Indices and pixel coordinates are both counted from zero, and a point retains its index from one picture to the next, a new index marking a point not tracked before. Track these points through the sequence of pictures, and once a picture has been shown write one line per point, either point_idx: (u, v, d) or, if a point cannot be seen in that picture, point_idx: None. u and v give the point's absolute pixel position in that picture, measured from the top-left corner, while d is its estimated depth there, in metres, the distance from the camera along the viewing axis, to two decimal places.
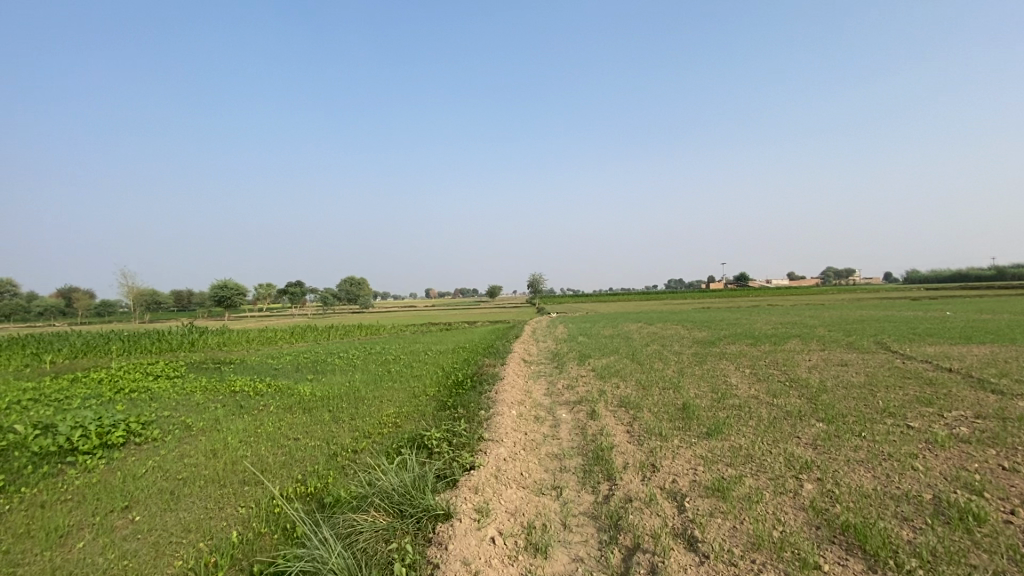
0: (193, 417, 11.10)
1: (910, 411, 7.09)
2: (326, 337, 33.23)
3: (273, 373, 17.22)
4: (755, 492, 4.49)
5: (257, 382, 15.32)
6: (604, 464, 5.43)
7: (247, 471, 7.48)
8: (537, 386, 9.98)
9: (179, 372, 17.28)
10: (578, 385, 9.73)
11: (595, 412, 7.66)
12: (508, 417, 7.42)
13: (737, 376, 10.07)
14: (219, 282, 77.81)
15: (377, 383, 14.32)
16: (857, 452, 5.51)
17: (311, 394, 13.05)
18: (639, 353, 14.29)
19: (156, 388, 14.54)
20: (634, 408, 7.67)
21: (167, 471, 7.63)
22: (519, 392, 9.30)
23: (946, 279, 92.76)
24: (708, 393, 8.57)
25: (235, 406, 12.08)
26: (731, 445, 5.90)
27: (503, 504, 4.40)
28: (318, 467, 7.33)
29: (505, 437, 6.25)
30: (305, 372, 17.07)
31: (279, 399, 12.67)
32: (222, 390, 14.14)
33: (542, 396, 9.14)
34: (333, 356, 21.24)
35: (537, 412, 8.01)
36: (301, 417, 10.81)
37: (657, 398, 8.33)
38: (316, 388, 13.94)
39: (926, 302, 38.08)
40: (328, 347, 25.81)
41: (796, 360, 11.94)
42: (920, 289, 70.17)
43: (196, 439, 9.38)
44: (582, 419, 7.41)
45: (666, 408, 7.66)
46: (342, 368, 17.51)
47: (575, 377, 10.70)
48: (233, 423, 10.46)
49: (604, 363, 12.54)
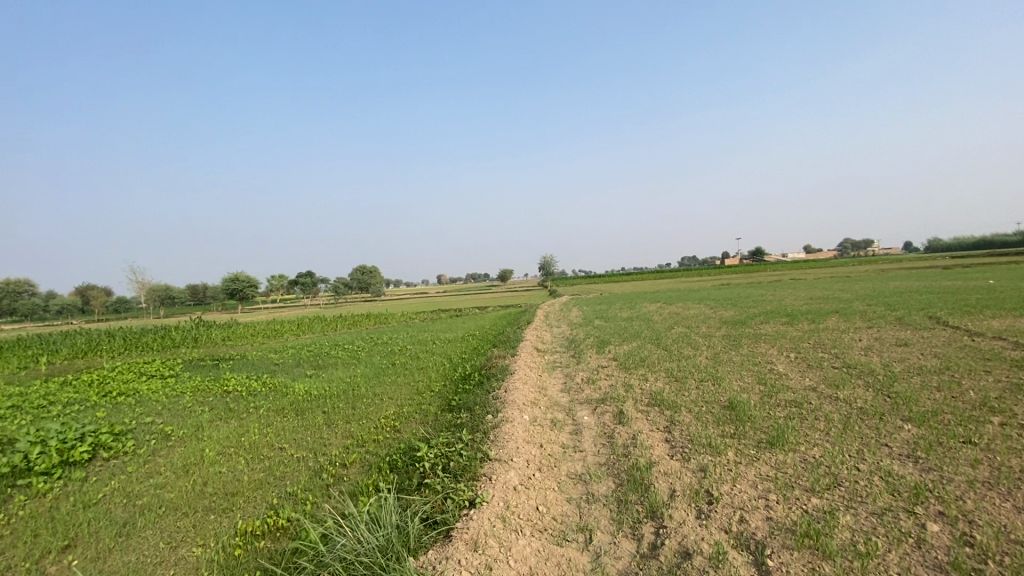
0: (175, 424, 10.09)
1: (1017, 404, 5.71)
2: (333, 327, 32.45)
3: (271, 369, 16.24)
4: (863, 543, 3.22)
5: (251, 380, 14.36)
6: (645, 494, 4.19)
7: (217, 494, 6.39)
8: (552, 381, 8.76)
9: (175, 371, 16.43)
10: (600, 379, 8.50)
11: (623, 414, 6.43)
12: (521, 423, 6.20)
13: (784, 363, 8.70)
14: (230, 274, 77.65)
15: (378, 379, 13.21)
16: (978, 470, 4.19)
17: (307, 393, 11.99)
18: (663, 337, 12.99)
19: (146, 390, 13.66)
20: (670, 409, 6.42)
21: (127, 496, 6.58)
22: (531, 389, 8.08)
23: (973, 246, 89.22)
24: (755, 387, 7.26)
25: (222, 409, 11.06)
26: (805, 460, 4.62)
27: (513, 569, 3.19)
28: (298, 489, 6.21)
29: (515, 455, 5.04)
30: (306, 367, 16.09)
31: (273, 399, 11.66)
32: (215, 391, 13.15)
33: (559, 393, 7.93)
34: (337, 348, 20.27)
35: (554, 415, 6.80)
36: (292, 420, 9.75)
37: (695, 394, 7.03)
38: (312, 385, 12.88)
39: (959, 271, 36.01)
40: (334, 338, 24.96)
41: (845, 341, 10.53)
42: (947, 258, 67.41)
43: (171, 453, 8.34)
44: (609, 424, 6.17)
45: (708, 407, 6.37)
46: (344, 362, 16.47)
47: (595, 369, 9.43)
48: (215, 431, 9.42)
49: (626, 350, 11.23)
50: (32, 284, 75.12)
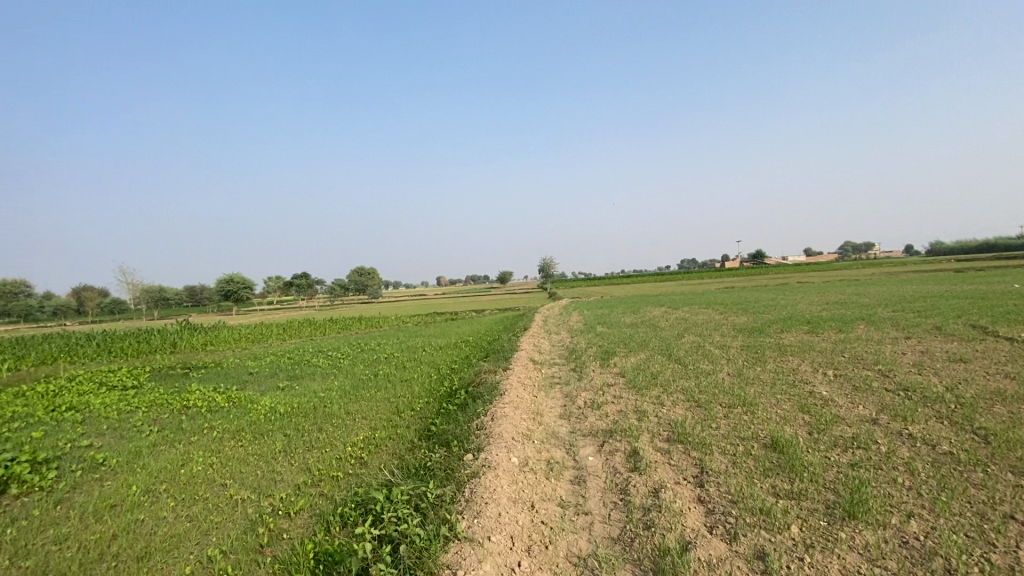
0: (112, 450, 8.67)
1: None
2: (323, 331, 31.06)
3: (243, 380, 14.83)
4: None
5: (217, 393, 12.95)
6: None
7: (121, 555, 4.99)
8: (549, 403, 7.38)
9: (140, 382, 15.01)
10: (607, 402, 7.10)
11: (638, 457, 5.05)
12: (508, 468, 4.80)
13: (825, 385, 7.31)
14: (226, 274, 76.53)
15: (357, 393, 11.84)
16: None
17: (273, 410, 10.59)
18: (674, 347, 11.61)
19: (98, 405, 12.21)
20: (699, 450, 5.04)
21: (11, 557, 5.14)
22: (523, 415, 6.69)
23: (978, 249, 87.92)
24: (800, 418, 5.89)
25: (172, 431, 9.62)
26: (907, 544, 3.25)
27: None
28: (222, 552, 4.83)
29: (497, 529, 3.65)
30: (282, 378, 14.67)
31: (233, 418, 10.26)
32: (173, 406, 11.74)
33: (556, 421, 6.55)
34: (320, 356, 18.86)
35: (550, 453, 5.43)
36: (247, 447, 8.37)
37: (726, 427, 5.65)
38: (281, 401, 11.48)
39: (973, 275, 34.52)
40: (321, 343, 23.56)
41: (887, 355, 9.18)
42: (954, 262, 66.05)
43: (91, 491, 6.89)
44: (621, 471, 4.79)
45: (746, 449, 5.00)
46: (323, 373, 15.00)
47: (599, 387, 8.05)
48: (155, 460, 8.01)
49: (635, 364, 9.81)
50: (27, 285, 73.86)
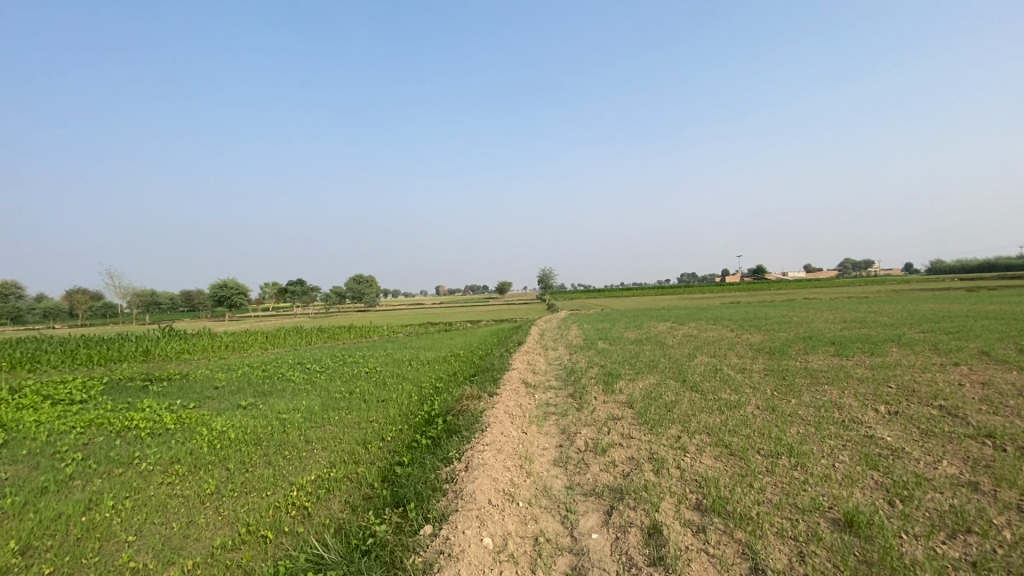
0: (14, 485, 7.17)
1: None
2: (310, 341, 29.60)
3: (204, 396, 13.32)
4: None
5: (168, 411, 11.46)
6: None
7: None
8: (541, 444, 5.94)
9: (91, 395, 13.49)
10: (614, 445, 5.67)
11: (660, 539, 3.62)
12: (478, 558, 3.38)
13: (884, 428, 5.85)
14: (219, 279, 75.04)
15: (324, 415, 10.37)
16: None
17: (223, 436, 9.11)
18: (688, 370, 10.17)
19: (31, 422, 10.70)
20: (747, 533, 3.61)
21: None
22: (507, 460, 5.27)
23: (981, 268, 86.99)
24: (869, 479, 4.46)
25: (96, 462, 8.12)
26: None
27: None
28: None
29: None
30: (248, 395, 13.18)
31: (174, 444, 8.79)
32: (113, 427, 10.23)
33: (549, 471, 5.11)
34: (298, 369, 17.37)
35: (539, 525, 4.00)
36: (174, 486, 6.90)
37: (776, 493, 4.23)
38: (237, 424, 9.99)
39: (984, 294, 33.41)
40: (303, 354, 22.07)
41: (943, 387, 7.75)
42: (958, 281, 65.00)
43: None
44: (639, 564, 3.35)
45: (813, 531, 3.58)
46: (294, 389, 13.48)
47: (602, 422, 6.63)
48: (57, 501, 6.53)
49: (644, 391, 8.38)
50: (16, 285, 72.23)
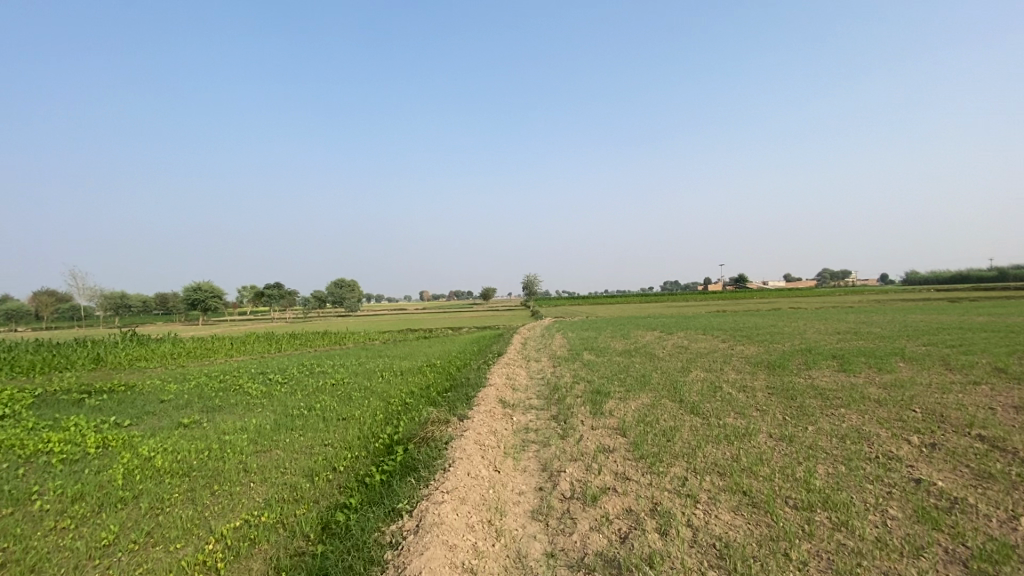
0: None
1: None
2: (280, 348, 27.95)
3: (144, 411, 11.84)
4: None
5: (96, 430, 9.99)
6: None
7: None
8: (517, 489, 4.79)
9: (13, 410, 11.89)
10: (608, 492, 4.55)
11: None
12: None
13: (931, 468, 4.86)
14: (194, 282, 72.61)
15: (274, 437, 9.07)
16: None
17: (149, 464, 7.74)
18: (685, 388, 9.13)
19: None
20: None
21: None
22: (473, 517, 4.12)
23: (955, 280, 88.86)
24: (942, 550, 3.42)
25: None
26: None
27: None
28: None
29: None
30: (196, 410, 11.76)
31: (85, 474, 7.39)
32: (22, 451, 8.74)
33: (524, 530, 3.98)
34: (259, 379, 15.94)
35: None
36: (65, 534, 5.55)
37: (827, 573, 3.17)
38: (170, 447, 8.61)
39: (964, 305, 33.56)
40: (268, 362, 20.56)
41: (977, 412, 6.84)
42: (932, 291, 66.29)
43: None
44: None
45: None
46: (247, 405, 12.07)
47: (592, 457, 5.51)
48: None
49: (638, 414, 7.31)
50: None
